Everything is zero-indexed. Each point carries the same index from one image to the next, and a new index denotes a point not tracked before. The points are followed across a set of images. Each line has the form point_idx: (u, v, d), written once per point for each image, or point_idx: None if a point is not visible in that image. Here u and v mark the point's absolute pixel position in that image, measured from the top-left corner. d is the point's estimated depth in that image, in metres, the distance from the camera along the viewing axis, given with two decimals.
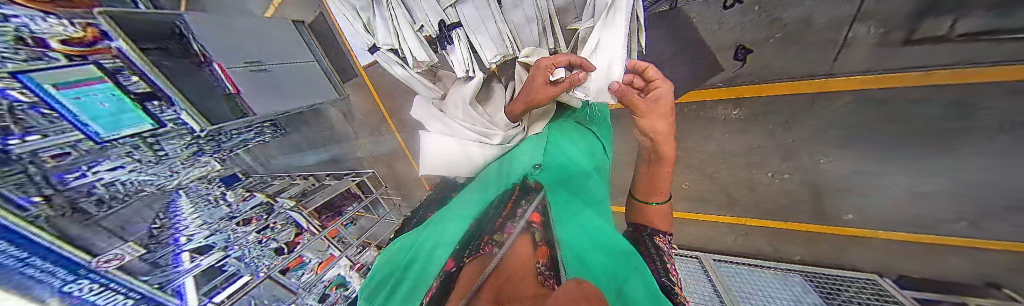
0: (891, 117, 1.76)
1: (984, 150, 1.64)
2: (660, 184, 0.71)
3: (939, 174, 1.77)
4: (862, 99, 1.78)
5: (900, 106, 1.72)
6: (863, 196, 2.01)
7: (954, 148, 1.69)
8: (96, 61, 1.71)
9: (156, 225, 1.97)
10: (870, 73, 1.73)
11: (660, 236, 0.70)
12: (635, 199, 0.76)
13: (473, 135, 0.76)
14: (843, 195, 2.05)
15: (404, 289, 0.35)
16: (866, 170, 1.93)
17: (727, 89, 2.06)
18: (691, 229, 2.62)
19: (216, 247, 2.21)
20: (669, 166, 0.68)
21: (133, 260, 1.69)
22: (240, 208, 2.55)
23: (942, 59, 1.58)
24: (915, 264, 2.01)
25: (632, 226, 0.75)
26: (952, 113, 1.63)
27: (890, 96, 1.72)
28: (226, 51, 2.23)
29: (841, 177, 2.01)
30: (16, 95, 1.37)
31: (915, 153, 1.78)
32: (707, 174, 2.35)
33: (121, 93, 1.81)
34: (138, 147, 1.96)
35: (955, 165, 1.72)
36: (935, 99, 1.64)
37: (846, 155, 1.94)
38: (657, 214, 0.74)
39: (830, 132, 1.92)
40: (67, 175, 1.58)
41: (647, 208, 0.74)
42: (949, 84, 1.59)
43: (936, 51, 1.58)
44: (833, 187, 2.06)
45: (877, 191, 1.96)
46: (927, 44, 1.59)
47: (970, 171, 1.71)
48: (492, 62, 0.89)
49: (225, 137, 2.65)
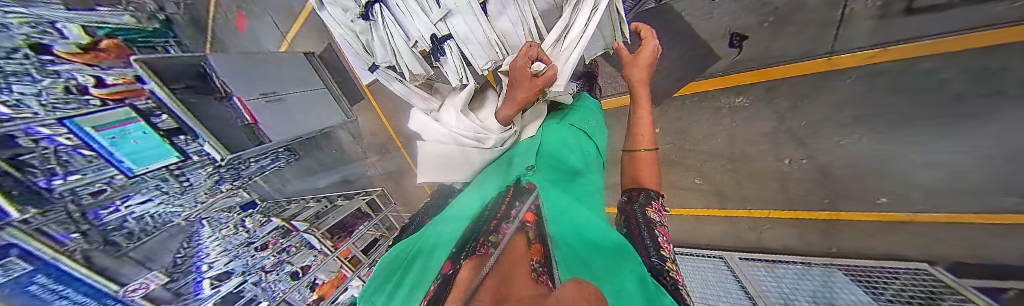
0: (910, 89, 1.66)
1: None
2: (644, 138, 0.80)
3: (975, 146, 1.64)
4: (872, 75, 1.70)
5: (919, 78, 1.62)
6: (892, 176, 1.87)
7: (990, 114, 1.56)
8: (130, 103, 1.87)
9: (181, 254, 2.16)
10: (880, 46, 1.65)
11: (653, 204, 0.69)
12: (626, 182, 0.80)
13: (470, 140, 0.77)
14: (869, 177, 1.93)
15: (402, 293, 0.34)
16: (892, 149, 1.81)
17: (727, 77, 2.01)
18: (708, 226, 2.50)
19: (235, 272, 2.35)
20: (646, 110, 0.86)
21: (158, 287, 1.92)
22: (258, 235, 2.66)
23: (954, 24, 1.50)
24: (966, 246, 1.82)
25: (627, 194, 0.76)
26: (981, 79, 1.52)
27: (902, 69, 1.64)
28: (245, 85, 2.40)
29: (865, 158, 1.89)
30: (61, 140, 1.59)
31: (945, 126, 1.66)
32: (720, 166, 2.26)
33: (151, 130, 1.95)
34: (165, 180, 2.11)
35: (994, 135, 1.59)
36: (957, 65, 1.53)
37: (868, 134, 1.83)
38: (649, 166, 0.77)
39: (844, 112, 1.83)
40: (102, 211, 1.79)
41: (640, 156, 0.78)
42: (968, 48, 1.49)
43: (944, 17, 1.52)
44: (858, 169, 1.93)
45: (908, 170, 1.82)
46: (932, 11, 1.53)
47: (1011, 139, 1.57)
48: (485, 69, 0.94)
49: (244, 165, 2.78)
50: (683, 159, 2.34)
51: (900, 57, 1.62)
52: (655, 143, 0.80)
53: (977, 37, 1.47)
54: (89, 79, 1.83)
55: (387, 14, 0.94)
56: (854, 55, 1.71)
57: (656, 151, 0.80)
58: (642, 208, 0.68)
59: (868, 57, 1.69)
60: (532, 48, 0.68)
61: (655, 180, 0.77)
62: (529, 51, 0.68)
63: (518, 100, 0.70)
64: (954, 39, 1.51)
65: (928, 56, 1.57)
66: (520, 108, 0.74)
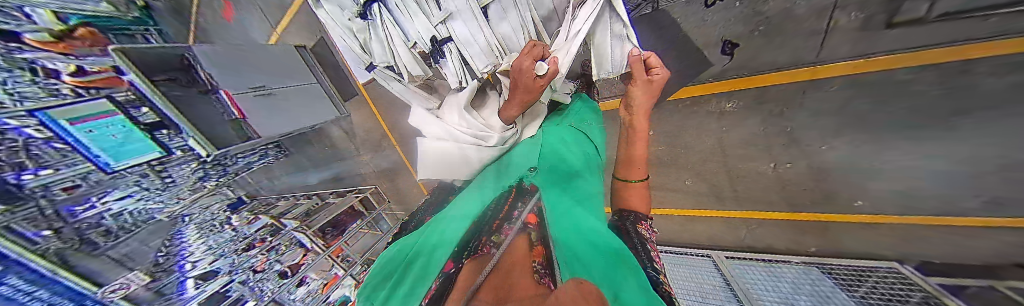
0: (887, 99, 1.74)
1: (990, 122, 1.59)
2: (637, 167, 0.79)
3: (944, 153, 1.74)
4: (853, 85, 1.77)
5: (897, 88, 1.70)
6: (866, 178, 1.97)
7: (953, 123, 1.66)
8: (109, 94, 1.81)
9: (163, 252, 2.19)
10: (862, 56, 1.70)
11: (643, 223, 0.71)
12: (617, 180, 0.84)
13: (469, 137, 0.77)
14: (849, 181, 2.01)
15: (403, 291, 0.34)
16: (872, 154, 1.89)
17: (719, 83, 2.04)
18: (697, 227, 2.58)
19: (221, 272, 2.32)
20: (644, 143, 0.79)
21: (138, 289, 1.86)
22: (247, 232, 2.73)
23: (934, 37, 1.54)
24: (934, 245, 1.94)
25: (619, 213, 0.76)
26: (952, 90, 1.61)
27: (883, 79, 1.70)
28: (232, 79, 2.31)
29: (844, 162, 1.98)
30: (29, 132, 1.55)
31: (917, 133, 1.75)
32: (709, 169, 2.32)
33: (130, 124, 1.90)
34: (145, 176, 2.16)
35: (960, 143, 1.69)
36: (927, 74, 1.61)
37: (849, 140, 1.91)
38: (638, 196, 0.79)
39: (828, 119, 1.90)
40: (76, 207, 1.79)
41: (629, 185, 0.80)
42: (942, 61, 1.56)
43: (918, 33, 1.56)
44: (835, 171, 2.02)
45: (881, 175, 1.93)
46: (909, 26, 1.57)
47: (971, 146, 1.67)
48: (484, 72, 0.88)
49: (229, 161, 2.82)
50: (674, 161, 2.39)
51: (881, 67, 1.68)
52: (645, 173, 0.81)
53: (953, 51, 1.53)
54: (67, 68, 1.79)
55: (387, 14, 0.93)
56: (841, 64, 1.75)
57: (647, 179, 0.82)
58: (633, 225, 0.68)
59: (851, 67, 1.74)
60: (536, 47, 0.66)
61: (644, 204, 0.79)
62: (533, 49, 0.65)
63: (519, 100, 0.69)
64: (932, 52, 1.56)
65: (902, 67, 1.65)
66: (523, 105, 0.73)
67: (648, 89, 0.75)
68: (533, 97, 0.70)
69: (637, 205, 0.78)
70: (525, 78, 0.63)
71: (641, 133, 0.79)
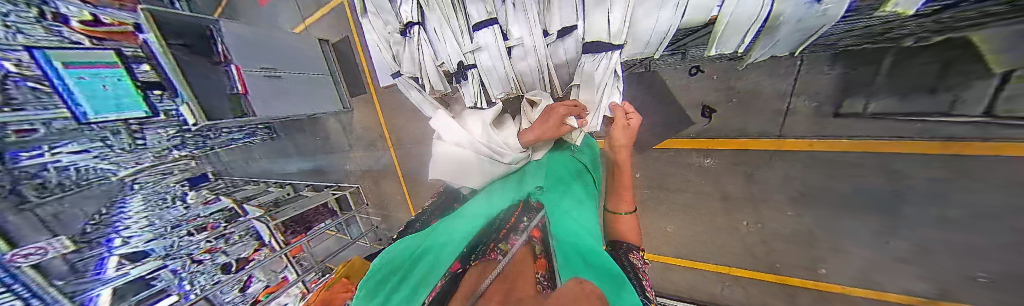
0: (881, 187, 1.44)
1: (976, 235, 1.29)
2: (624, 198, 0.85)
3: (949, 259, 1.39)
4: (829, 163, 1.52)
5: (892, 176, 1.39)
6: (852, 269, 1.68)
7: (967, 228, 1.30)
8: (117, 48, 1.91)
9: (95, 220, 2.03)
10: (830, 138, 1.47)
11: (632, 253, 0.72)
12: (607, 212, 0.88)
13: (487, 152, 0.87)
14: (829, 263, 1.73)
15: (412, 284, 0.37)
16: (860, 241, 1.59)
17: (698, 141, 1.89)
18: (671, 274, 2.41)
19: (153, 254, 2.07)
20: (627, 180, 0.87)
21: (55, 260, 1.59)
22: (199, 212, 2.62)
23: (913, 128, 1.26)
24: None
25: (612, 243, 0.79)
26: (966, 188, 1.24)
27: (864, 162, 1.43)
28: (248, 57, 2.42)
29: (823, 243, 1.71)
30: (6, 65, 1.50)
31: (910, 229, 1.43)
32: (687, 218, 2.14)
33: (129, 80, 1.96)
34: (117, 133, 2.29)
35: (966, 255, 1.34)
36: (886, 174, 1.39)
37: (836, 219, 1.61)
38: (630, 226, 0.83)
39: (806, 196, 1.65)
40: (23, 154, 1.71)
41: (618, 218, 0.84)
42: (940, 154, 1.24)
43: (887, 125, 1.31)
44: (815, 252, 1.75)
45: (873, 267, 1.61)
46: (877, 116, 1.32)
47: (953, 262, 1.38)
48: (498, 98, 1.02)
49: (212, 134, 3.20)
50: (645, 208, 2.29)
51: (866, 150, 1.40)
52: (633, 206, 0.87)
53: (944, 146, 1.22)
54: (80, 15, 1.83)
55: (424, 37, 1.02)
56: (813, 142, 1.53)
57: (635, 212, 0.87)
58: (624, 255, 0.71)
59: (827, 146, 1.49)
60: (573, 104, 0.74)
61: (634, 233, 0.82)
62: (572, 104, 0.74)
63: (541, 132, 0.78)
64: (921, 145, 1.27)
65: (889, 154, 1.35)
66: (542, 137, 0.81)
67: (626, 134, 0.81)
68: (555, 136, 0.80)
69: (627, 236, 0.81)
70: (555, 119, 0.73)
71: (624, 168, 0.86)
